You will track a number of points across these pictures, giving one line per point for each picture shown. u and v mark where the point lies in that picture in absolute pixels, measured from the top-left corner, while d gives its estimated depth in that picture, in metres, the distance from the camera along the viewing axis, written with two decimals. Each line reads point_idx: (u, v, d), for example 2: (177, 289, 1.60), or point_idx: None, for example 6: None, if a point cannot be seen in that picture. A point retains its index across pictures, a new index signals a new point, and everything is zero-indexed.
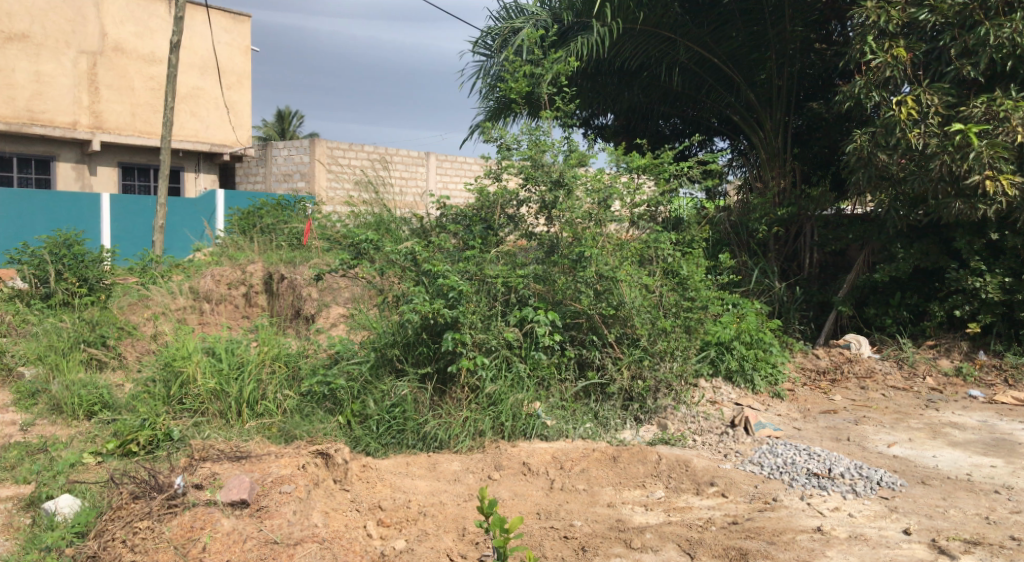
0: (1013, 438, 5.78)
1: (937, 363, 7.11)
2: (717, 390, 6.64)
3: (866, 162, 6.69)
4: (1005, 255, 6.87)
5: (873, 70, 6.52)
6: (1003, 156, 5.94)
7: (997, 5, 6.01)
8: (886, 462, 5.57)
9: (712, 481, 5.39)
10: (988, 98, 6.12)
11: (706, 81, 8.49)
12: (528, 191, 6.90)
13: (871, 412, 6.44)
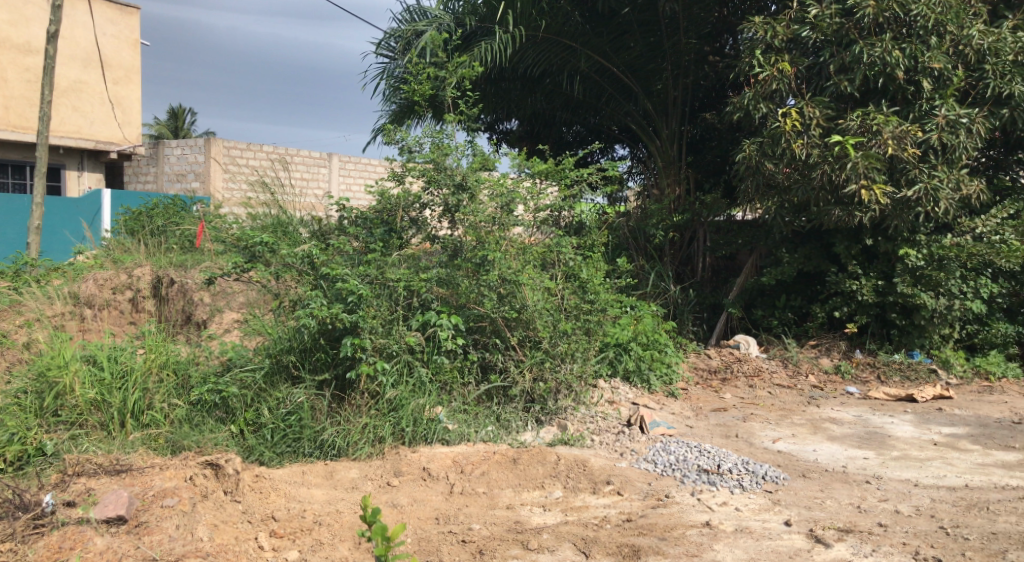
0: (884, 432, 6.18)
1: (818, 362, 7.50)
2: (615, 390, 6.78)
3: (754, 171, 6.99)
4: (878, 260, 7.36)
5: (760, 83, 6.82)
6: (877, 167, 6.37)
7: (869, 26, 6.41)
8: (771, 457, 5.85)
9: (608, 480, 5.50)
10: (863, 112, 6.50)
11: (607, 90, 8.60)
12: (431, 194, 6.80)
13: (758, 409, 6.75)
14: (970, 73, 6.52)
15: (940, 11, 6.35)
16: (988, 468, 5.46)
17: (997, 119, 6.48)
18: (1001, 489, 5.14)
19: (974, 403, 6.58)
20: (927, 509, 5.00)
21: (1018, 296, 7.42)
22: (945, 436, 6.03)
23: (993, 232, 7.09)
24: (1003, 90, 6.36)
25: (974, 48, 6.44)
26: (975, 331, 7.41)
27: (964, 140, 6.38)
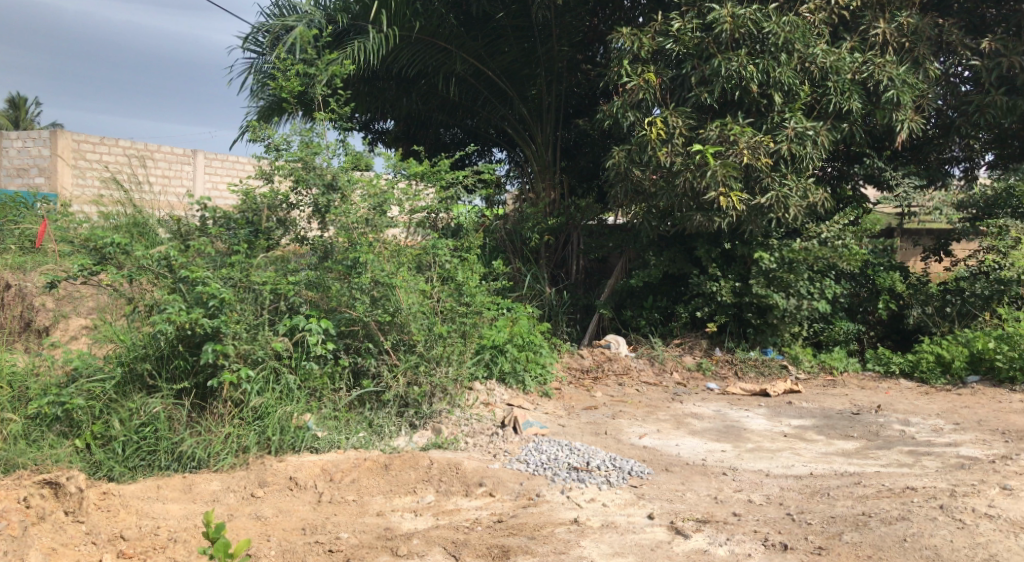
0: (740, 425, 6.55)
1: (682, 360, 7.85)
2: (491, 392, 6.76)
3: (623, 177, 7.30)
4: (735, 263, 7.81)
5: (628, 92, 7.08)
6: (734, 175, 6.76)
7: (727, 41, 6.79)
8: (637, 453, 6.06)
9: (480, 481, 5.51)
10: (721, 123, 6.89)
11: (483, 93, 8.66)
12: (300, 195, 6.64)
13: (626, 407, 6.98)
14: (814, 89, 6.98)
15: (788, 30, 6.77)
16: (830, 456, 5.89)
17: (838, 132, 7.03)
18: (840, 475, 5.55)
19: (820, 396, 7.08)
20: (776, 497, 5.34)
21: (857, 296, 8.15)
22: (793, 427, 6.47)
23: (836, 237, 7.52)
24: (843, 106, 6.88)
25: (817, 67, 6.89)
26: (821, 329, 8.01)
27: (811, 152, 6.86)
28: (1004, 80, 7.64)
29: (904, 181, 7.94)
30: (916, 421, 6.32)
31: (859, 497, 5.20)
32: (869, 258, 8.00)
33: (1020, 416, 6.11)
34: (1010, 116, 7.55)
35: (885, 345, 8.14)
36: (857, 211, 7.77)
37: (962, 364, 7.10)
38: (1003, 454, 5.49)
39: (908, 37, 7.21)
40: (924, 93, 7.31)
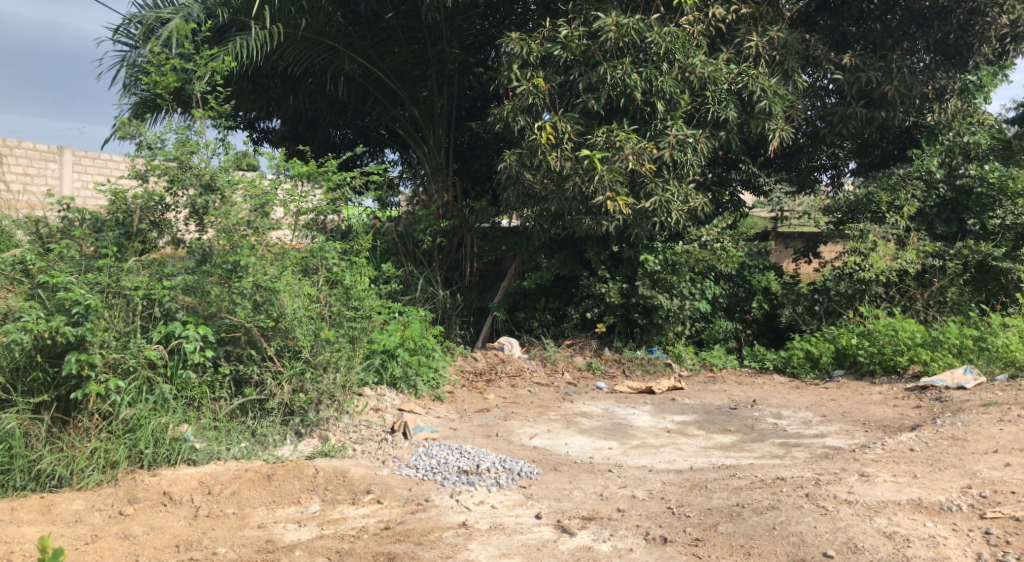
0: (627, 423, 6.74)
1: (573, 360, 8.00)
2: (381, 398, 6.68)
3: (515, 180, 7.37)
4: (623, 265, 8.04)
5: (518, 96, 7.17)
6: (620, 180, 6.98)
7: (612, 49, 6.99)
8: (527, 453, 6.12)
9: (368, 489, 5.41)
10: (608, 129, 7.07)
11: (371, 93, 8.53)
12: (175, 195, 6.31)
13: (518, 408, 7.04)
14: (694, 98, 7.30)
15: (668, 40, 7.05)
16: (709, 450, 6.14)
17: (717, 140, 7.36)
18: (717, 468, 5.79)
19: (701, 393, 7.38)
20: (658, 492, 5.51)
21: (737, 296, 8.60)
22: (676, 423, 6.72)
23: (715, 240, 7.90)
24: (721, 115, 7.23)
25: (696, 76, 7.18)
26: (702, 328, 8.34)
27: (691, 158, 7.20)
28: (863, 94, 8.29)
29: (776, 185, 8.26)
30: (787, 414, 6.68)
31: (735, 488, 5.45)
32: (745, 260, 8.41)
33: (878, 406, 6.56)
34: (869, 126, 8.21)
35: (760, 342, 8.60)
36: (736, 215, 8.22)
37: (829, 359, 7.58)
38: (863, 442, 5.88)
39: (779, 50, 7.60)
40: (793, 104, 7.74)
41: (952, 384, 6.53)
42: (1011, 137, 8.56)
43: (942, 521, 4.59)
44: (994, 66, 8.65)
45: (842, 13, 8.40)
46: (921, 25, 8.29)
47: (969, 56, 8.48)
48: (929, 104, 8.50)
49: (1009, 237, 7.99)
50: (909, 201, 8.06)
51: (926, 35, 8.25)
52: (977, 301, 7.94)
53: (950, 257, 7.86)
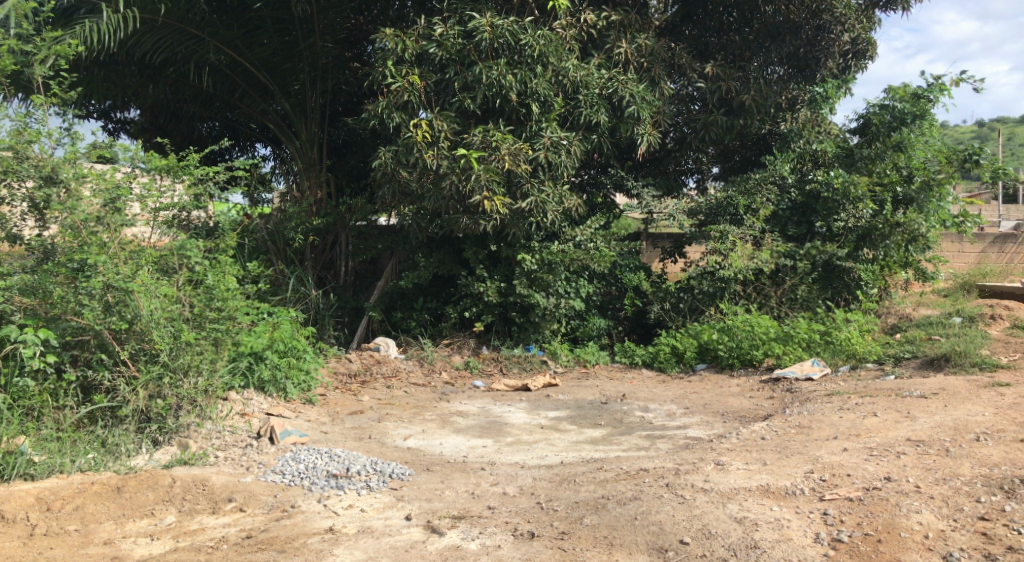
0: (502, 420, 6.79)
1: (450, 359, 8.00)
2: (248, 402, 6.43)
3: (390, 178, 7.27)
4: (501, 264, 8.13)
5: (393, 93, 7.09)
6: (496, 180, 7.03)
7: (487, 49, 7.02)
8: (399, 455, 6.06)
9: (230, 497, 5.16)
10: (484, 129, 7.10)
11: (240, 86, 8.26)
12: (10, 186, 5.73)
13: (393, 409, 6.96)
14: (567, 101, 7.47)
15: (542, 43, 7.13)
16: (579, 445, 6.28)
17: (589, 143, 7.60)
18: (586, 462, 5.93)
19: (575, 388, 7.55)
20: (528, 488, 5.58)
21: (610, 293, 8.81)
22: (550, 419, 6.83)
23: (588, 240, 8.18)
24: (592, 119, 7.43)
25: (569, 80, 7.37)
26: (577, 326, 8.54)
27: (565, 160, 7.34)
28: (724, 102, 8.72)
29: (644, 190, 8.88)
30: (653, 407, 6.95)
31: (602, 481, 5.60)
32: (616, 259, 8.64)
33: (736, 398, 6.93)
34: (729, 133, 8.66)
35: (631, 339, 8.89)
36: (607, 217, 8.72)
37: (692, 353, 7.92)
38: (720, 433, 6.20)
39: (646, 58, 7.91)
40: (661, 109, 8.06)
41: (801, 375, 7.04)
42: (854, 145, 9.03)
43: (787, 505, 4.87)
44: (838, 80, 9.26)
45: (706, 23, 8.97)
46: (776, 39, 8.83)
47: (817, 69, 9.09)
48: (782, 113, 9.14)
49: (850, 238, 8.63)
50: (764, 205, 8.62)
51: (779, 48, 8.79)
52: (824, 298, 8.50)
53: (801, 257, 8.39)
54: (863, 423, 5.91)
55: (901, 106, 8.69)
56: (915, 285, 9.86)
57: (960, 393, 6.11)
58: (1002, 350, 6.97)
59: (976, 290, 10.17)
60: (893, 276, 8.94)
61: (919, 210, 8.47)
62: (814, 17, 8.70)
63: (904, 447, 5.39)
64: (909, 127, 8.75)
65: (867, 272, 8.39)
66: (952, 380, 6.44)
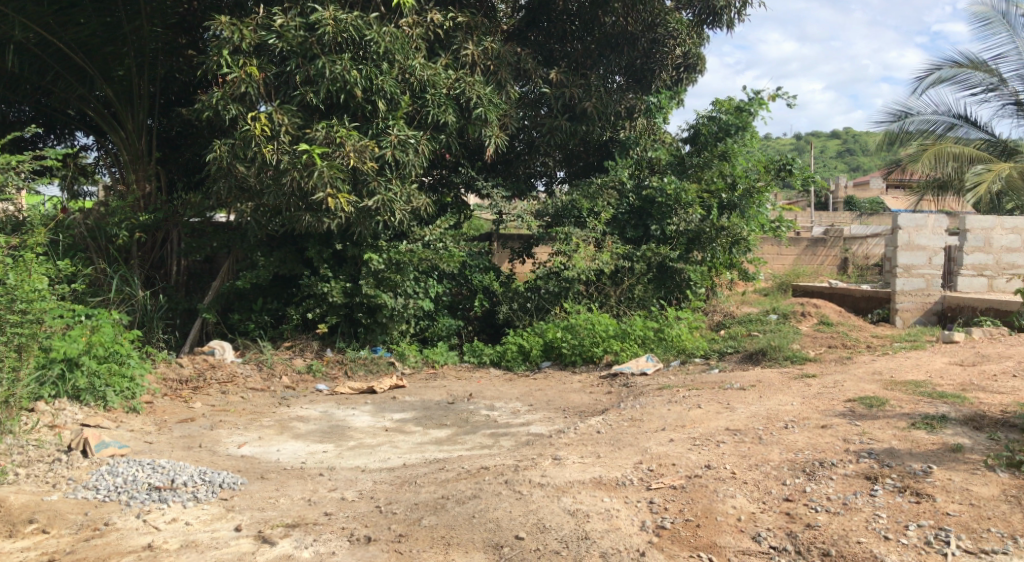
0: (345, 424, 6.65)
1: (292, 363, 7.78)
2: (59, 413, 5.89)
3: (226, 172, 6.92)
4: (346, 264, 8.01)
5: (229, 84, 6.76)
6: (340, 177, 6.85)
7: (330, 43, 6.86)
8: (232, 463, 5.75)
9: (31, 518, 4.69)
10: (327, 124, 6.94)
11: (53, 68, 7.64)
12: None
13: (227, 415, 6.65)
14: (414, 100, 7.42)
15: (388, 40, 7.07)
16: (423, 446, 6.25)
17: (437, 143, 7.61)
18: (429, 463, 5.91)
19: (421, 389, 7.52)
20: (368, 492, 5.46)
21: (459, 293, 8.92)
22: (394, 421, 6.76)
23: (437, 240, 8.21)
24: (440, 118, 7.44)
25: (416, 79, 7.33)
26: (426, 326, 8.55)
27: (412, 159, 7.30)
28: (568, 108, 9.01)
29: (493, 190, 9.06)
30: (498, 406, 7.04)
31: (443, 481, 5.57)
32: (466, 259, 8.71)
33: (576, 394, 7.19)
34: (573, 138, 8.97)
35: (480, 338, 9.02)
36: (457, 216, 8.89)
37: (539, 352, 8.12)
38: (560, 428, 6.39)
39: (492, 60, 8.03)
40: (506, 113, 8.23)
41: (636, 370, 7.42)
42: (685, 153, 9.60)
43: (617, 496, 5.06)
44: (672, 91, 9.82)
45: (550, 30, 9.23)
46: (613, 49, 9.30)
47: (652, 80, 9.70)
48: (622, 122, 9.52)
49: (681, 241, 9.14)
50: (605, 208, 9.02)
51: (618, 58, 9.33)
52: (658, 297, 8.99)
53: (637, 259, 8.86)
54: (688, 414, 6.30)
55: (725, 118, 9.33)
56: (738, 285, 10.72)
57: (773, 385, 6.65)
58: (810, 344, 7.66)
59: (788, 292, 11.35)
60: (719, 277, 9.60)
61: (741, 216, 9.25)
62: (649, 31, 9.28)
63: (723, 436, 5.78)
64: (733, 138, 9.37)
65: (695, 272, 8.98)
66: (768, 372, 7.00)
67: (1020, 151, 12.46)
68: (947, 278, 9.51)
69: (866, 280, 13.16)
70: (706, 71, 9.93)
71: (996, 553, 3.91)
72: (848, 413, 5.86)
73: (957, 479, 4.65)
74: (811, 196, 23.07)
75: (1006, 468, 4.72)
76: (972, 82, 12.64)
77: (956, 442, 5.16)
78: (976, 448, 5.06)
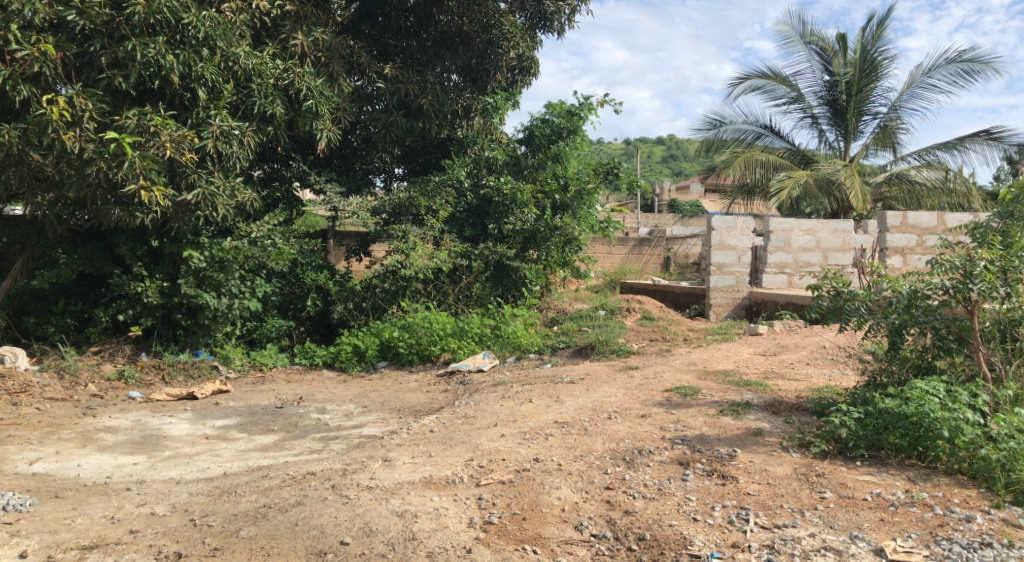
0: (159, 433, 6.20)
1: (100, 369, 7.21)
2: None
3: (17, 160, 6.25)
4: (163, 261, 7.56)
5: (18, 62, 6.06)
6: (155, 169, 6.51)
7: (141, 25, 6.48)
8: (20, 483, 5.17)
9: None
10: (139, 111, 6.53)
11: None
12: None
13: (19, 430, 5.99)
14: (239, 89, 7.34)
15: (209, 25, 6.83)
16: (247, 453, 5.93)
17: (264, 134, 7.53)
18: (251, 471, 5.58)
19: (248, 394, 7.22)
20: (182, 505, 5.06)
21: (288, 294, 8.75)
22: (216, 428, 6.39)
23: (265, 237, 7.93)
24: (267, 110, 7.41)
25: (240, 67, 7.23)
26: (254, 327, 8.32)
27: (236, 151, 7.20)
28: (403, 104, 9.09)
29: (327, 185, 9.01)
30: (330, 408, 6.84)
31: (265, 489, 5.26)
32: (297, 257, 8.66)
33: (412, 393, 7.15)
34: (409, 134, 9.14)
35: (312, 339, 8.88)
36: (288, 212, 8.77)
37: (374, 352, 8.04)
38: (393, 429, 6.29)
39: (324, 52, 8.05)
40: (340, 106, 8.26)
41: (473, 367, 7.49)
42: (520, 154, 9.87)
43: (446, 494, 5.00)
44: (506, 92, 10.05)
45: (384, 25, 9.21)
46: (449, 47, 9.39)
47: (487, 80, 9.78)
48: (459, 120, 9.56)
49: (518, 240, 9.33)
50: (443, 206, 9.09)
51: (454, 58, 9.43)
52: (496, 294, 9.17)
53: (474, 257, 9.02)
54: (519, 409, 6.41)
55: (557, 121, 9.67)
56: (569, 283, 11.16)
57: (600, 378, 6.94)
58: (635, 338, 8.11)
59: (616, 289, 11.97)
60: (553, 274, 9.90)
61: (573, 216, 9.58)
62: (483, 32, 9.40)
63: (551, 429, 5.92)
64: (566, 141, 9.72)
65: (531, 270, 9.20)
66: (596, 365, 7.32)
67: (814, 160, 13.89)
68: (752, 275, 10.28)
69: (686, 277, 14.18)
70: (539, 74, 10.22)
71: (786, 527, 4.19)
72: (665, 402, 6.21)
73: (757, 460, 5.03)
74: (635, 202, 24.58)
75: (798, 448, 5.16)
76: (777, 94, 13.85)
77: (757, 426, 5.59)
78: (773, 431, 5.50)
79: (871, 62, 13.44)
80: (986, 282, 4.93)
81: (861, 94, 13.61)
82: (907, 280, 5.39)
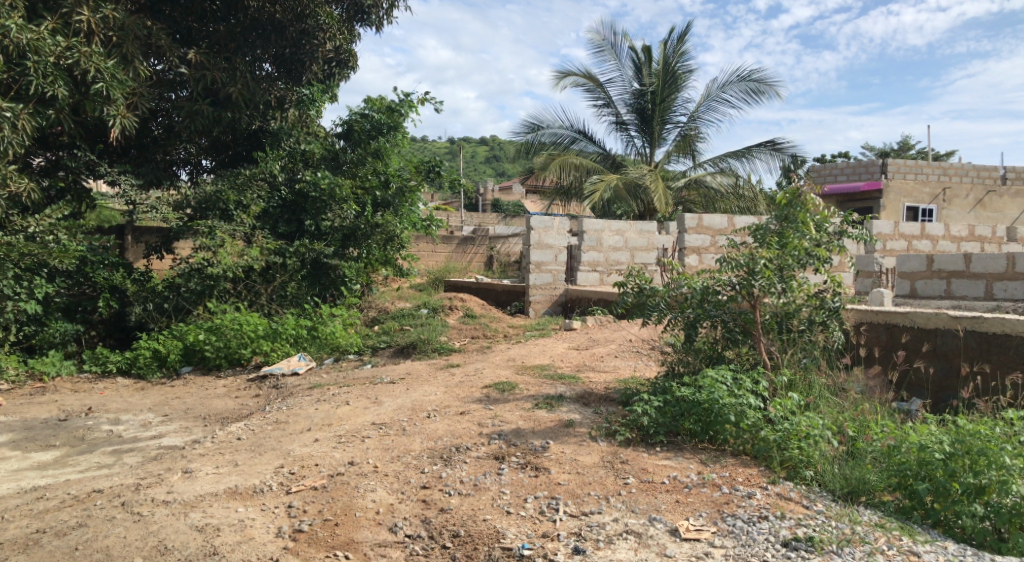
0: None
1: None
2: None
3: None
4: None
5: None
6: None
7: None
8: None
9: None
10: None
11: None
12: None
13: None
14: (11, 66, 6.72)
15: None
16: (20, 473, 5.28)
17: (42, 118, 7.02)
18: (23, 493, 4.96)
19: (23, 407, 6.53)
20: None
21: (73, 295, 8.10)
22: None
23: (45, 232, 7.41)
24: (47, 91, 6.88)
25: (13, 44, 6.59)
26: (33, 332, 7.65)
27: (8, 135, 6.56)
28: (210, 92, 8.78)
29: (121, 177, 8.55)
30: (125, 419, 6.30)
31: (38, 513, 4.67)
32: (85, 255, 7.91)
33: (220, 399, 6.73)
34: (217, 124, 8.74)
35: (104, 343, 8.30)
36: (73, 205, 8.30)
37: (177, 356, 7.59)
38: (196, 438, 5.86)
39: (115, 31, 7.57)
40: (135, 91, 7.82)
41: (286, 370, 7.21)
42: (339, 148, 9.67)
43: (252, 504, 4.67)
44: (323, 85, 9.88)
45: (186, 7, 8.66)
46: (259, 34, 9.00)
47: (302, 71, 9.56)
48: (272, 111, 9.27)
49: (336, 237, 9.19)
50: (254, 201, 8.87)
51: (266, 46, 9.03)
52: (312, 294, 8.96)
53: (289, 255, 8.75)
54: (334, 412, 6.22)
55: (377, 116, 9.60)
56: (392, 281, 11.06)
57: (419, 377, 6.91)
58: (456, 336, 8.21)
59: (438, 286, 12.09)
60: (375, 273, 9.74)
61: (394, 214, 9.44)
62: (297, 21, 9.14)
63: (368, 431, 5.79)
64: (386, 137, 9.68)
65: (350, 269, 9.03)
66: (416, 364, 7.30)
67: (623, 165, 14.77)
68: (567, 273, 10.70)
69: (509, 275, 14.61)
70: (358, 68, 10.10)
71: (592, 514, 4.34)
72: (484, 399, 6.29)
73: (568, 451, 5.20)
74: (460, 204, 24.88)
75: (605, 437, 5.40)
76: (596, 95, 14.54)
77: (569, 417, 5.79)
78: (583, 422, 5.72)
79: (671, 74, 14.45)
80: (765, 278, 5.43)
81: (663, 104, 14.66)
82: (700, 277, 5.81)
